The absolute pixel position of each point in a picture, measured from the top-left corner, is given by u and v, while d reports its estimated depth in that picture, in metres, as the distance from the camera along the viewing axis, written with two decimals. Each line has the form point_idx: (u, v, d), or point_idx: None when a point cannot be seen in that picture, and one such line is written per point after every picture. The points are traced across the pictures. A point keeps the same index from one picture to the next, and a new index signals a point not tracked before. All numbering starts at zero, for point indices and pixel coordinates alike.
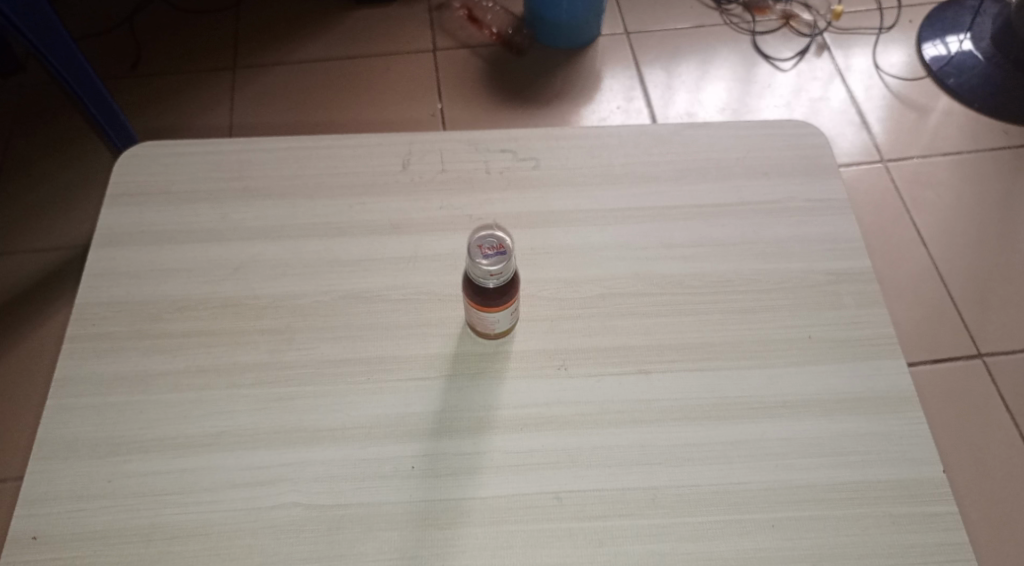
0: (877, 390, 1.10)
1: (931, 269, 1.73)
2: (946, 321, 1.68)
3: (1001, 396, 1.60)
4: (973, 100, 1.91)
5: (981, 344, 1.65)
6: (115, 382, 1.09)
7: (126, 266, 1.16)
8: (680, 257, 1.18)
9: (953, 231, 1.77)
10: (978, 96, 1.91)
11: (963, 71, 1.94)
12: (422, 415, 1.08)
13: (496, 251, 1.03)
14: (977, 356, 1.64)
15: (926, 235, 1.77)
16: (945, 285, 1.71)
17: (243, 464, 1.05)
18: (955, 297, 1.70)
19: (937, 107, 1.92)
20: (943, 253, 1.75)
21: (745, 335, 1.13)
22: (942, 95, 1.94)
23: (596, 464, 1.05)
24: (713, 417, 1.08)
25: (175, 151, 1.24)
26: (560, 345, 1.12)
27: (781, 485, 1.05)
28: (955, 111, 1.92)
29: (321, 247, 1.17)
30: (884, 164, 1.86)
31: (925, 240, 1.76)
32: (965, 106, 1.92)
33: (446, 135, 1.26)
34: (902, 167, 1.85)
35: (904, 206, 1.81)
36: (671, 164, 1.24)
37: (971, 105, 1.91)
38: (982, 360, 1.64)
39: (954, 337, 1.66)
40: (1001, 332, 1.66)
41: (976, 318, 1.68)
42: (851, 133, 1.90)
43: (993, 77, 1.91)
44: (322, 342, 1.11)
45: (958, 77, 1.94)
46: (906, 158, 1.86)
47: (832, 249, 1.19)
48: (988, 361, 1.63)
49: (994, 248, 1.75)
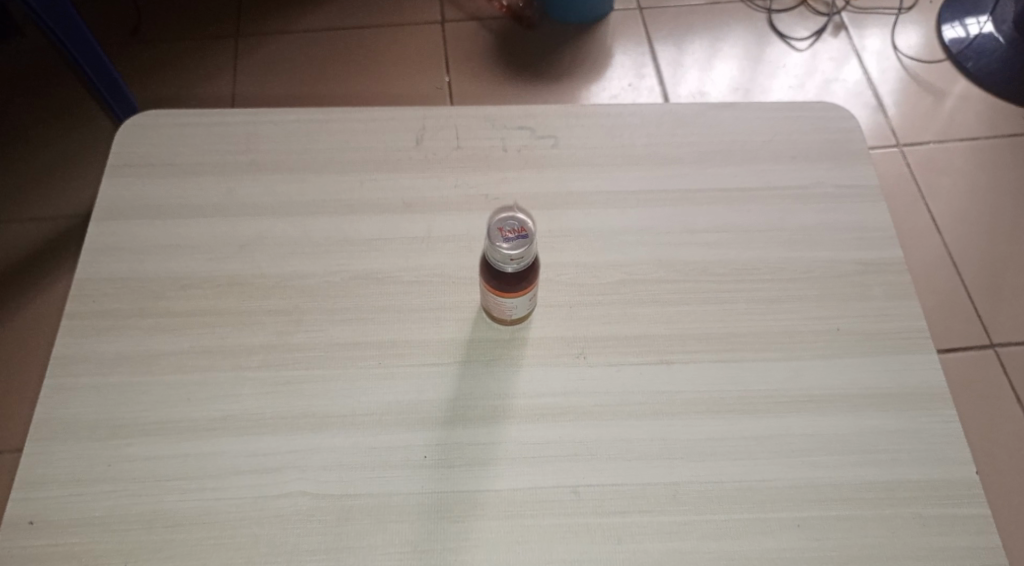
0: (906, 385, 1.06)
1: (943, 256, 1.69)
2: (964, 311, 1.64)
3: (1017, 388, 1.57)
4: (991, 84, 1.86)
5: (994, 334, 1.62)
6: (115, 362, 1.04)
7: (128, 241, 1.11)
8: (703, 244, 1.13)
9: (968, 217, 1.73)
10: (997, 80, 1.86)
11: (982, 54, 1.89)
12: (435, 403, 1.03)
13: (517, 235, 0.98)
14: (989, 345, 1.60)
15: (939, 221, 1.73)
16: (963, 274, 1.67)
17: (249, 450, 1.01)
18: (967, 284, 1.66)
19: (953, 92, 1.88)
20: (957, 240, 1.71)
21: (770, 326, 1.09)
22: (960, 78, 1.89)
23: (614, 457, 1.01)
24: (736, 410, 1.04)
25: (178, 122, 1.19)
26: (577, 332, 1.08)
27: (806, 482, 1.01)
28: (973, 96, 1.87)
29: (331, 225, 1.13)
30: (899, 148, 1.81)
31: (939, 226, 1.72)
32: (982, 90, 1.87)
33: (461, 111, 1.22)
34: (916, 152, 1.81)
35: (917, 191, 1.76)
36: (694, 146, 1.20)
37: (989, 89, 1.86)
38: (1002, 351, 1.60)
39: (973, 328, 1.62)
40: (1014, 322, 1.62)
41: (989, 306, 1.64)
42: (866, 116, 1.85)
43: (1013, 61, 1.87)
44: (332, 324, 1.07)
45: (976, 61, 1.89)
46: (921, 142, 1.82)
47: (860, 238, 1.14)
48: (1004, 352, 1.60)
49: (1012, 236, 1.70)
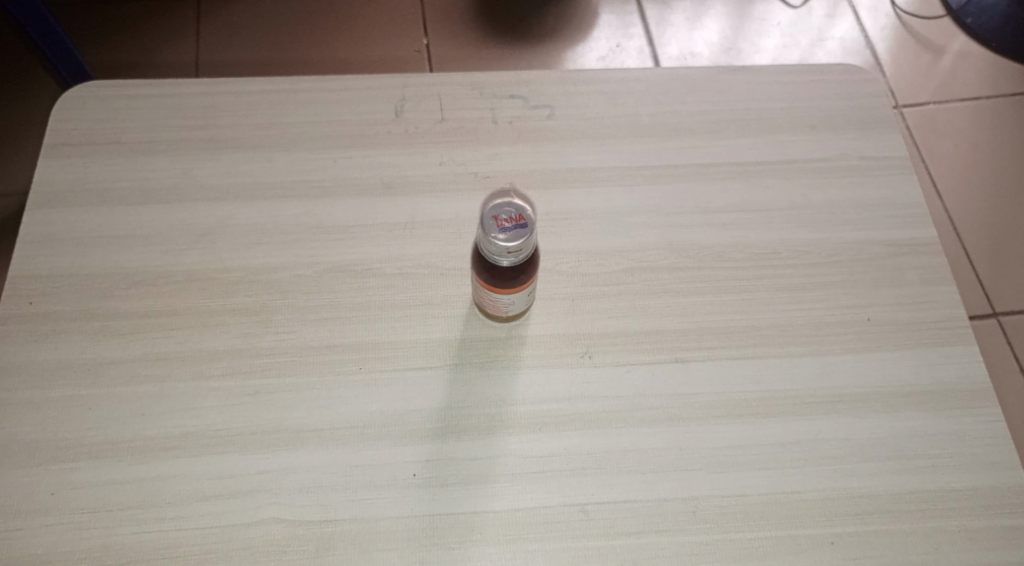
0: (948, 380, 0.95)
1: (943, 221, 1.59)
2: (965, 279, 1.54)
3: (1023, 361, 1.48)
4: (991, 39, 1.75)
5: (996, 302, 1.53)
6: (57, 373, 0.92)
7: (70, 231, 0.98)
8: (719, 225, 1.02)
9: (972, 181, 1.63)
10: (998, 35, 1.75)
11: (983, 11, 1.78)
12: (425, 413, 0.92)
13: (515, 224, 0.85)
14: (991, 314, 1.52)
15: (940, 186, 1.62)
16: (972, 243, 1.57)
17: (213, 472, 0.89)
18: (969, 251, 1.57)
19: (952, 48, 1.76)
20: (959, 205, 1.61)
21: (794, 317, 0.98)
22: (958, 34, 1.77)
23: (627, 471, 0.90)
24: (760, 413, 0.93)
25: (124, 94, 1.05)
26: (580, 328, 0.96)
27: (840, 494, 0.90)
28: (972, 53, 1.75)
29: (302, 210, 1.01)
30: (898, 109, 1.70)
31: (939, 191, 1.62)
32: (981, 46, 1.76)
33: (445, 78, 1.09)
34: (916, 112, 1.70)
35: (917, 154, 1.66)
36: (706, 115, 1.08)
37: (989, 45, 1.75)
38: (1006, 321, 1.51)
39: (978, 298, 1.53)
40: (1019, 290, 1.53)
41: (991, 273, 1.55)
42: None
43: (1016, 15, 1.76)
44: (306, 325, 0.95)
45: (976, 17, 1.77)
46: (921, 102, 1.71)
47: (891, 217, 1.03)
48: (1008, 323, 1.51)
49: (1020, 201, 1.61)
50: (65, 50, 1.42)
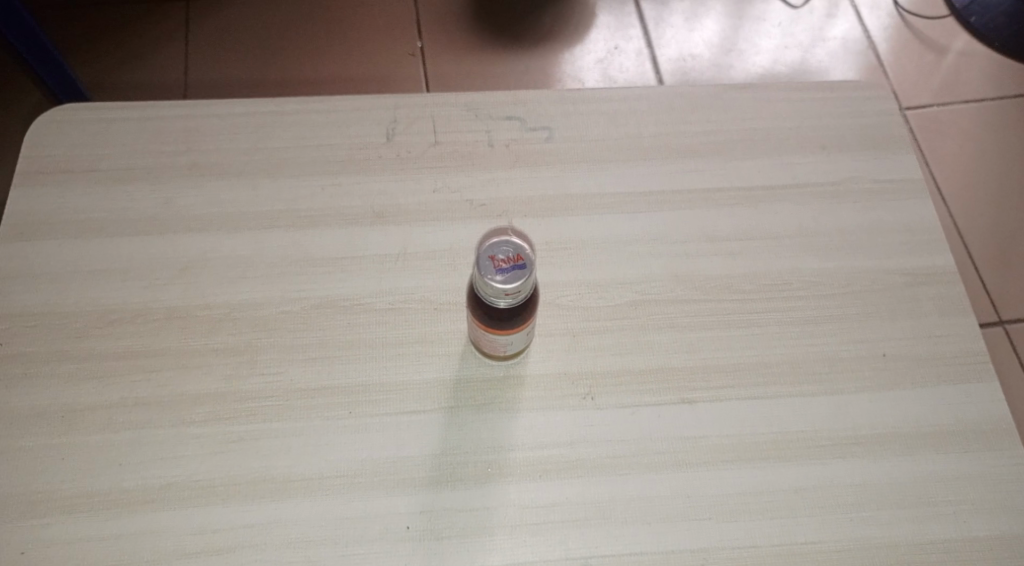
0: (969, 419, 0.90)
1: (948, 226, 1.54)
2: (971, 285, 1.50)
3: None
4: (995, 39, 1.70)
5: (1003, 310, 1.48)
6: (30, 421, 0.87)
7: (42, 267, 0.93)
8: (727, 254, 0.97)
9: (979, 186, 1.58)
10: (1002, 35, 1.70)
11: (987, 10, 1.72)
12: (419, 461, 0.87)
13: (513, 264, 0.80)
14: (998, 322, 1.47)
15: (945, 190, 1.57)
16: (978, 250, 1.52)
17: (196, 527, 0.84)
18: (975, 257, 1.52)
19: (955, 47, 1.71)
20: (964, 210, 1.56)
21: (807, 352, 0.93)
22: (962, 34, 1.72)
23: (633, 521, 0.86)
24: (772, 458, 0.88)
25: (99, 117, 1.00)
26: (581, 366, 0.91)
27: (857, 545, 0.86)
28: (977, 53, 1.70)
29: (288, 242, 0.95)
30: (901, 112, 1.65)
31: (944, 196, 1.57)
32: (985, 46, 1.70)
33: (438, 98, 1.03)
34: (921, 115, 1.65)
35: (921, 156, 1.61)
36: (712, 136, 1.02)
37: (993, 45, 1.70)
38: (1014, 329, 1.46)
39: (985, 305, 1.48)
40: None
41: (997, 281, 1.50)
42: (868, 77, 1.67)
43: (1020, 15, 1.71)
44: (293, 365, 0.90)
45: (980, 16, 1.72)
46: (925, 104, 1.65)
47: (906, 243, 0.98)
48: (1016, 331, 1.46)
49: None
50: (50, 66, 1.36)
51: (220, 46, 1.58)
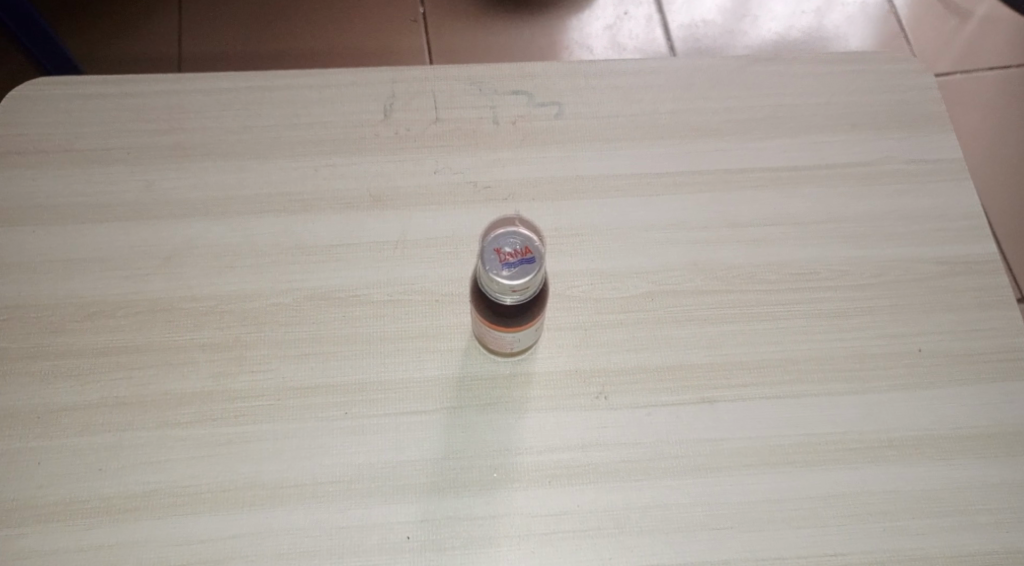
0: (1009, 421, 0.84)
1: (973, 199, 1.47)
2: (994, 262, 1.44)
3: None
4: None
5: None
6: (3, 423, 0.81)
7: (16, 256, 0.87)
8: (749, 241, 0.90)
9: (1004, 158, 1.51)
10: None
11: None
12: (420, 466, 0.82)
13: (521, 258, 0.74)
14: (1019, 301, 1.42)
15: (971, 162, 1.50)
16: (1001, 225, 1.46)
17: (182, 537, 0.79)
18: (998, 234, 1.46)
19: (982, 11, 1.62)
20: (989, 183, 1.49)
21: (835, 348, 0.87)
22: None
23: (648, 531, 0.80)
24: (798, 463, 0.82)
25: (77, 93, 0.93)
26: (592, 363, 0.85)
27: (889, 557, 0.80)
28: (1005, 18, 1.62)
29: (278, 229, 0.89)
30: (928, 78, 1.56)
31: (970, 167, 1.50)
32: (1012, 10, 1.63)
33: (439, 72, 0.96)
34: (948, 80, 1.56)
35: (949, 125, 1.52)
36: (733, 113, 0.95)
37: None
38: None
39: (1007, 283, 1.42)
40: None
41: (1020, 258, 1.44)
42: (893, 43, 1.58)
43: None
44: (284, 362, 0.84)
45: None
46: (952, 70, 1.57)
47: (941, 229, 0.91)
48: None
49: None
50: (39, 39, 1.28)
51: (213, 14, 1.51)
